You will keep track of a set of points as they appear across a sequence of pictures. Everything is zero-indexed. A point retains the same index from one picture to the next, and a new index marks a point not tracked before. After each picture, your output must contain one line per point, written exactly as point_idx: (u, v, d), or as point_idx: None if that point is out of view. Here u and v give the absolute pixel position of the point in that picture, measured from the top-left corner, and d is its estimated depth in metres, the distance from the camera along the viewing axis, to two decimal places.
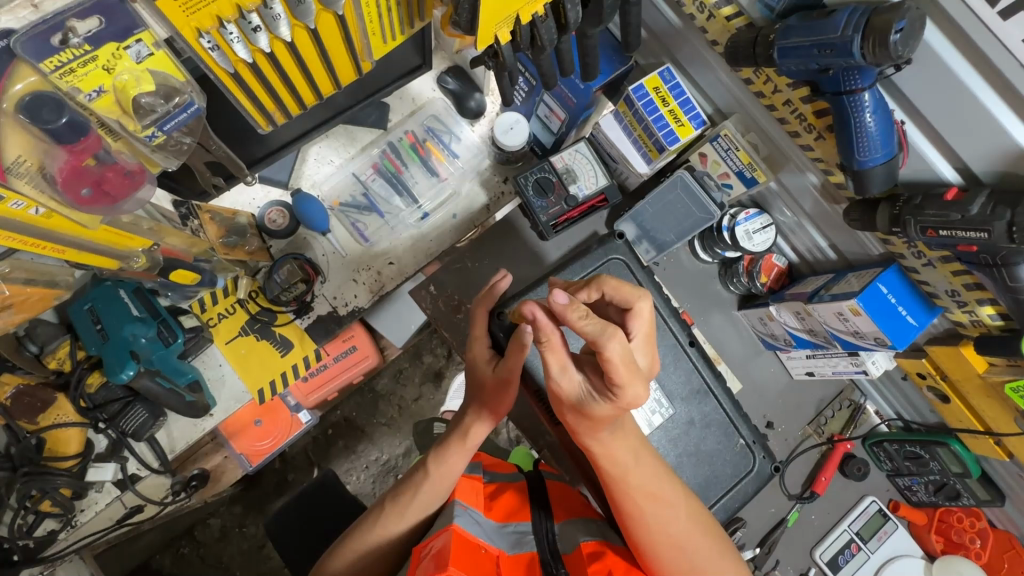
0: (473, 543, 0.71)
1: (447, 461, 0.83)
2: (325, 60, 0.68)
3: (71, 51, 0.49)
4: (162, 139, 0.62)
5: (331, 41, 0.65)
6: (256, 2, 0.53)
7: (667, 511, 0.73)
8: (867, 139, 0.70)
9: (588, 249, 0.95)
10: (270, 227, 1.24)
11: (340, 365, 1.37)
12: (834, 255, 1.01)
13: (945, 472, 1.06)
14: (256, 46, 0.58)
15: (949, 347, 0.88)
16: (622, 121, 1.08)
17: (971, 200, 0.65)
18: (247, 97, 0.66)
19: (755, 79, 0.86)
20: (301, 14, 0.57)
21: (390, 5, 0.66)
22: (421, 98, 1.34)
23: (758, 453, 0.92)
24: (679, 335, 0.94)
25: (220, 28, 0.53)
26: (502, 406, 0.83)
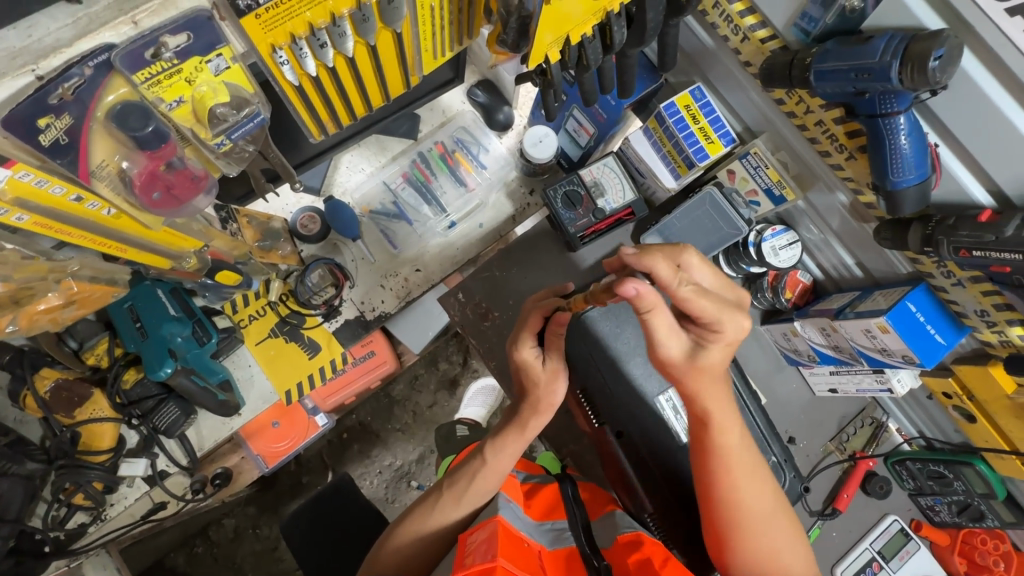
0: (517, 537, 0.75)
1: (504, 450, 0.87)
2: (379, 75, 0.71)
3: (162, 64, 0.53)
4: (229, 146, 0.65)
5: (387, 60, 0.69)
6: (326, 20, 0.56)
7: (754, 487, 0.77)
8: (901, 159, 0.72)
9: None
10: (302, 232, 1.27)
11: (359, 369, 1.37)
12: (861, 273, 1.02)
13: (970, 492, 1.06)
14: (322, 61, 0.61)
15: (976, 366, 0.89)
16: (651, 137, 1.11)
17: (1006, 222, 0.67)
18: (305, 109, 0.69)
19: (787, 100, 0.88)
20: (364, 32, 0.61)
21: (443, 23, 0.69)
22: (451, 110, 1.38)
23: (788, 471, 0.93)
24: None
25: (292, 44, 0.57)
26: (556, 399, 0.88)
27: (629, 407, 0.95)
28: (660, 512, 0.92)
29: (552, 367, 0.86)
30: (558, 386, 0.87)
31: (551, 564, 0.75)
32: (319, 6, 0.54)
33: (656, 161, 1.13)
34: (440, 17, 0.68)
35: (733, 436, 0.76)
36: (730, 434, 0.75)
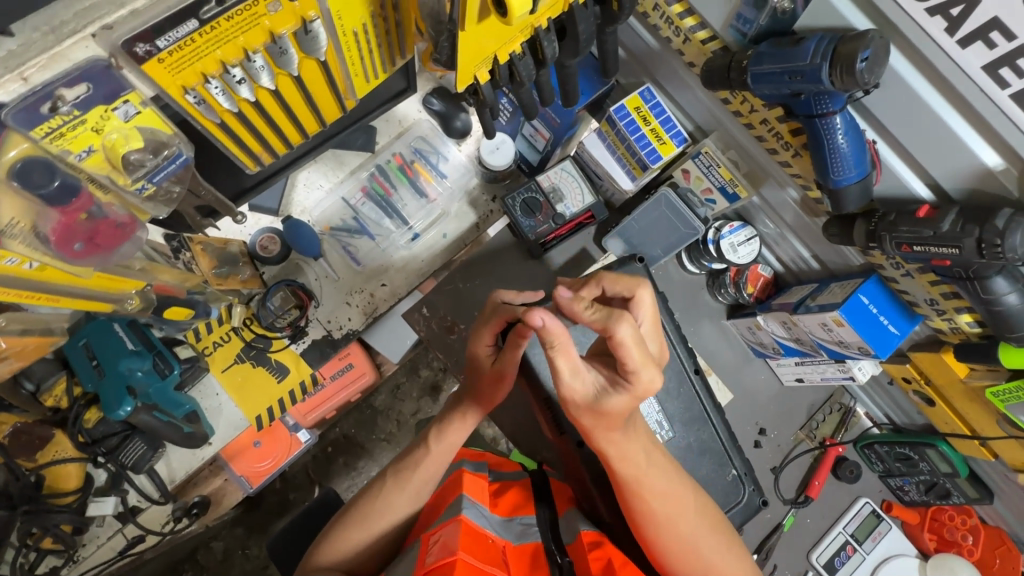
0: (481, 534, 0.74)
1: (448, 437, 0.88)
2: (311, 103, 0.69)
3: (60, 118, 0.51)
4: (151, 190, 0.63)
5: (316, 89, 0.68)
6: (239, 57, 0.55)
7: (674, 508, 0.67)
8: (840, 160, 0.72)
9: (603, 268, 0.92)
10: (262, 254, 1.25)
11: (339, 383, 1.35)
12: (818, 266, 1.03)
13: (936, 472, 1.08)
14: (240, 96, 0.59)
15: (930, 353, 0.90)
16: (605, 140, 1.11)
17: (943, 217, 0.67)
18: (234, 144, 0.67)
19: (732, 100, 0.88)
20: (284, 64, 0.59)
21: (370, 47, 0.68)
22: (408, 120, 1.35)
23: (748, 485, 0.88)
24: (685, 363, 0.90)
25: (204, 83, 0.55)
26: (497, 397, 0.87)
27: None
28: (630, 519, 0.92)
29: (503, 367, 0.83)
30: (507, 385, 0.85)
31: (514, 560, 0.75)
32: (228, 45, 0.53)
33: (613, 163, 1.13)
34: (364, 42, 0.66)
35: (637, 459, 0.65)
36: (633, 461, 0.65)
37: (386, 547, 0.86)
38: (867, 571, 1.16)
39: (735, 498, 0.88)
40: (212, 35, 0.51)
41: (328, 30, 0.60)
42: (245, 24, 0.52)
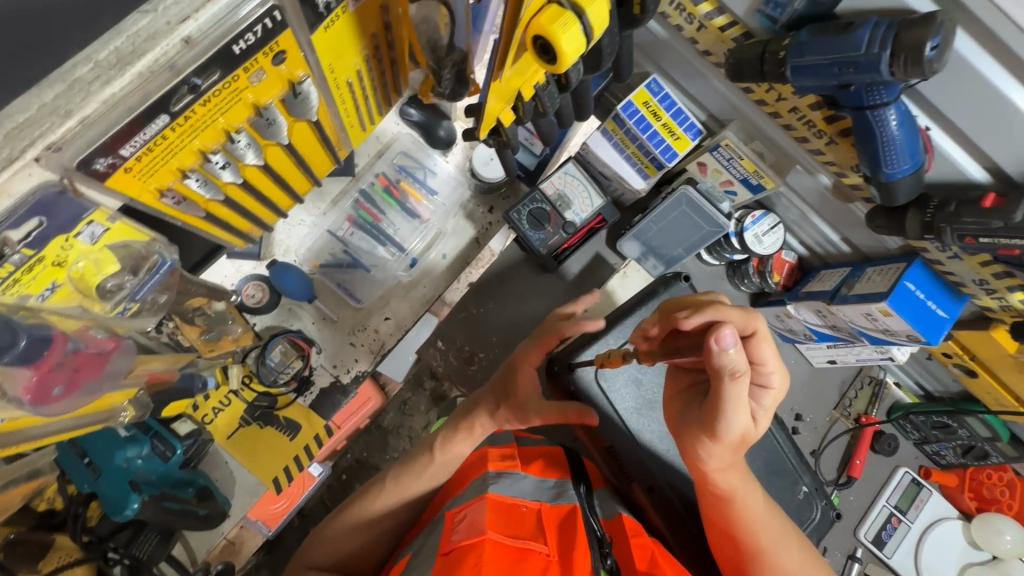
0: (511, 504, 0.74)
1: (453, 446, 0.83)
2: (297, 159, 0.72)
3: (12, 266, 0.45)
4: (136, 306, 0.64)
5: (303, 144, 0.70)
6: (218, 142, 0.57)
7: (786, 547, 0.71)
8: (894, 150, 0.65)
9: (653, 292, 0.90)
10: (250, 304, 1.15)
11: (343, 413, 1.22)
12: (848, 248, 0.99)
13: (974, 437, 1.08)
14: (224, 179, 0.62)
15: (978, 331, 0.87)
16: (611, 139, 1.01)
17: (1014, 206, 0.62)
18: (217, 227, 0.71)
19: (756, 88, 0.80)
20: (271, 135, 0.62)
21: (361, 97, 0.72)
22: (386, 135, 1.24)
23: (819, 501, 0.89)
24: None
25: (183, 178, 0.57)
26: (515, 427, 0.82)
27: (650, 457, 0.86)
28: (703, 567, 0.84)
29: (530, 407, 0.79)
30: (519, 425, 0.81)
31: (551, 519, 0.73)
32: (207, 130, 0.54)
33: (622, 163, 1.04)
34: (354, 92, 0.69)
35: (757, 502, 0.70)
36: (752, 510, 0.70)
37: (378, 550, 0.84)
38: (914, 540, 1.17)
39: (808, 515, 0.88)
40: (188, 125, 0.51)
41: (317, 89, 0.62)
42: (227, 103, 0.53)
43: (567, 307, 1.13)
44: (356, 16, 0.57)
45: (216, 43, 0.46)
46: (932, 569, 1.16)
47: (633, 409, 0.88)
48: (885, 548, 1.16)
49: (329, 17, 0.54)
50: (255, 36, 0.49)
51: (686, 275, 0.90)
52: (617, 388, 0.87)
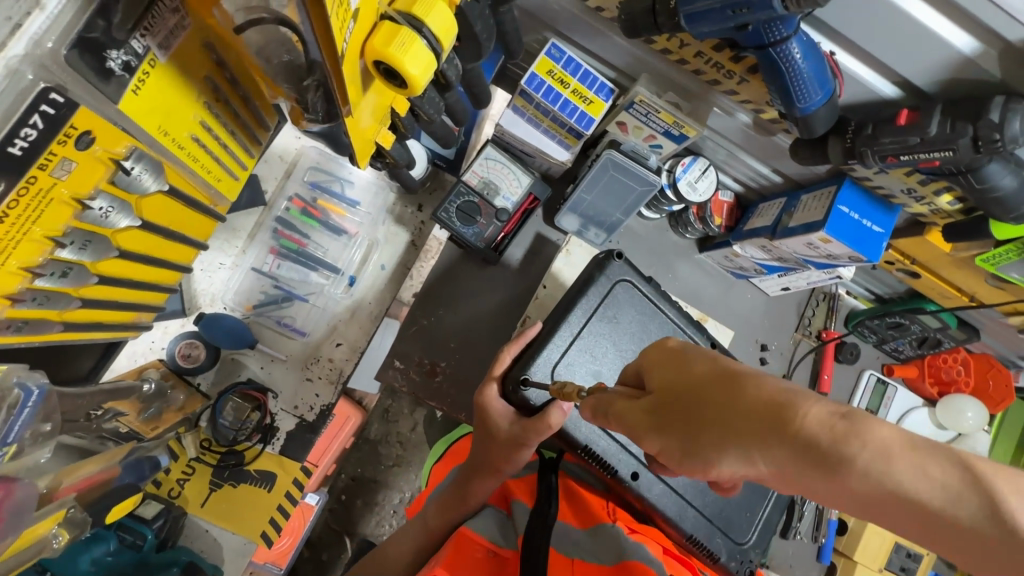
0: (479, 544, 0.71)
1: (445, 511, 0.78)
2: (161, 235, 0.67)
3: None
4: (13, 448, 0.62)
5: (165, 218, 0.66)
6: (43, 254, 0.51)
7: (878, 454, 0.33)
8: (803, 84, 0.63)
9: (591, 278, 0.84)
10: (187, 366, 1.07)
11: (327, 437, 1.21)
12: (780, 178, 0.97)
13: (927, 330, 1.13)
14: (68, 285, 0.57)
15: (915, 237, 0.87)
16: (524, 115, 0.96)
17: (928, 120, 0.60)
18: (89, 329, 0.67)
19: (657, 39, 0.76)
20: (109, 225, 0.57)
21: (224, 146, 0.67)
22: (289, 153, 1.16)
23: None
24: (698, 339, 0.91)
25: (14, 301, 0.52)
26: (506, 464, 0.77)
27: (633, 444, 0.83)
28: (698, 529, 0.86)
29: (522, 434, 0.75)
30: (519, 458, 0.76)
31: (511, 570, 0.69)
32: (22, 245, 0.48)
33: (541, 137, 0.99)
34: (205, 151, 0.64)
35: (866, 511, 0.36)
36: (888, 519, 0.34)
37: None
38: None
39: None
40: None
41: (150, 164, 0.56)
42: (40, 208, 0.48)
43: (518, 295, 1.09)
44: (174, 66, 0.52)
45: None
46: None
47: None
48: None
49: (135, 78, 0.48)
50: (35, 127, 0.43)
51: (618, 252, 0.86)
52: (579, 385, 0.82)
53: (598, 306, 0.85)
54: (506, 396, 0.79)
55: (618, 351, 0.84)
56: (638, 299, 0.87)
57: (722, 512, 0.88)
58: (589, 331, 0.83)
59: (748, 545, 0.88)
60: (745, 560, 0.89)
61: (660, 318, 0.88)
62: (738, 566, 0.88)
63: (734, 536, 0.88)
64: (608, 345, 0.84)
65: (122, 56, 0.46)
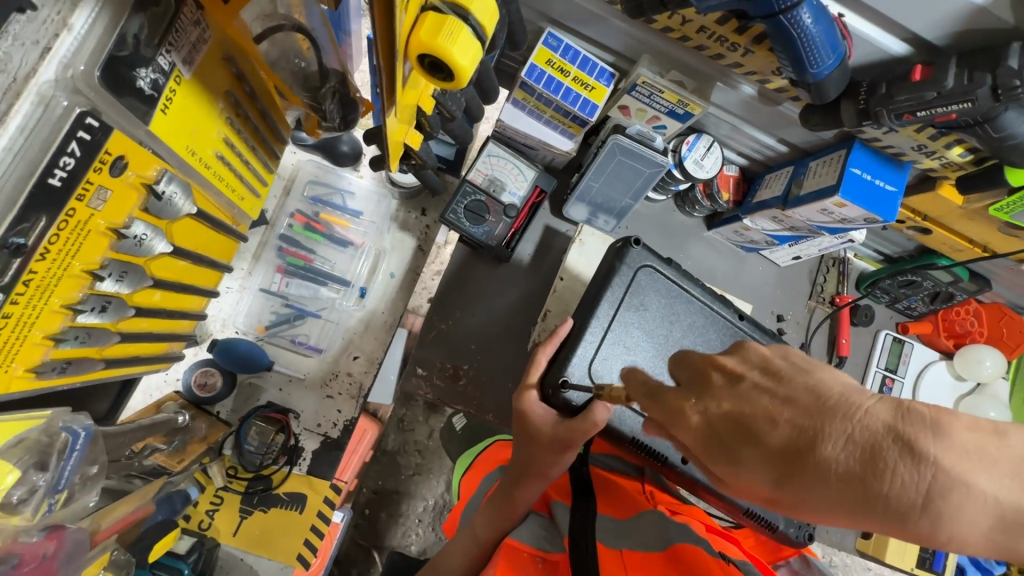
0: (528, 555, 0.70)
1: (492, 520, 0.77)
2: (192, 259, 0.65)
3: None
4: (64, 494, 0.62)
5: (197, 243, 0.65)
6: (83, 287, 0.49)
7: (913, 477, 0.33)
8: (816, 49, 0.63)
9: (612, 270, 0.82)
10: (205, 395, 1.05)
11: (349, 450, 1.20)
12: (785, 148, 0.98)
13: (939, 285, 1.14)
14: (110, 320, 0.55)
15: (927, 193, 0.88)
16: (525, 108, 0.95)
17: (944, 74, 0.60)
18: (129, 363, 0.65)
19: (658, 18, 0.75)
20: (145, 252, 0.55)
21: (244, 162, 0.66)
22: (286, 170, 1.15)
23: None
24: (727, 313, 0.88)
25: (57, 341, 0.50)
26: (550, 467, 0.74)
27: None
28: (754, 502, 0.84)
29: (565, 436, 0.72)
30: (564, 461, 0.74)
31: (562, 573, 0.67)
32: (63, 282, 0.47)
33: (543, 129, 0.99)
34: (228, 168, 0.63)
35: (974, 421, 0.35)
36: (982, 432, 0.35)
37: None
38: (910, 393, 1.23)
39: None
40: (36, 287, 0.44)
41: (180, 186, 0.55)
42: (79, 239, 0.46)
43: (533, 291, 1.08)
44: (197, 82, 0.52)
45: (24, 180, 0.40)
46: None
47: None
48: None
49: (163, 97, 0.49)
50: (73, 155, 0.42)
51: (635, 239, 0.83)
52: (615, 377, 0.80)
53: (624, 295, 0.83)
54: (545, 397, 0.78)
55: (650, 338, 0.83)
56: (664, 283, 0.85)
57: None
58: (619, 322, 0.82)
59: None
60: (804, 526, 0.87)
61: (689, 299, 0.86)
62: (797, 531, 0.87)
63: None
64: (639, 333, 0.82)
65: (151, 74, 0.47)
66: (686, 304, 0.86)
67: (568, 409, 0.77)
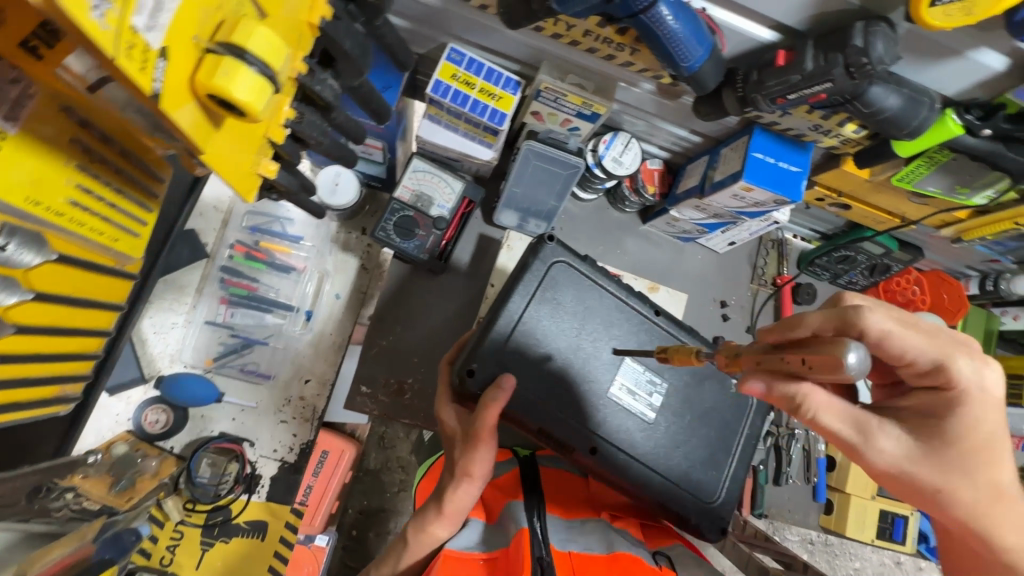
0: (466, 557, 0.70)
1: (425, 529, 0.73)
2: (63, 303, 0.68)
3: None
4: None
5: (61, 287, 0.66)
6: None
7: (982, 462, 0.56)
8: (682, 44, 0.65)
9: (525, 266, 0.82)
10: (156, 431, 1.07)
11: (323, 476, 1.14)
12: (699, 138, 1.00)
13: (873, 257, 1.16)
14: None
15: (834, 170, 0.90)
16: (441, 122, 0.97)
17: (803, 57, 0.62)
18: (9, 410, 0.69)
19: (545, 25, 0.77)
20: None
21: (111, 205, 0.67)
22: (223, 203, 1.16)
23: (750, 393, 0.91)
24: (642, 309, 0.88)
25: None
26: (474, 465, 0.70)
27: (587, 416, 0.82)
28: (666, 491, 0.86)
29: (476, 429, 0.71)
30: (481, 455, 0.70)
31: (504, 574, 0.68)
32: None
33: (462, 141, 1.00)
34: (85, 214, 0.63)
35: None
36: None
37: None
38: None
39: (745, 406, 0.90)
40: None
41: (20, 240, 0.57)
42: None
43: (472, 299, 1.10)
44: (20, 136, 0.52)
45: None
46: None
47: (551, 386, 0.81)
48: None
49: None
50: None
51: (550, 234, 0.83)
52: (528, 371, 0.81)
53: (538, 289, 0.83)
54: (456, 391, 0.80)
55: (563, 331, 0.83)
56: (579, 277, 0.85)
57: (690, 470, 0.87)
58: (531, 316, 0.82)
59: (717, 506, 0.88)
60: (718, 514, 0.88)
61: (604, 293, 0.86)
62: (710, 525, 0.88)
63: (704, 495, 0.88)
64: (553, 326, 0.82)
65: None
66: (602, 299, 0.86)
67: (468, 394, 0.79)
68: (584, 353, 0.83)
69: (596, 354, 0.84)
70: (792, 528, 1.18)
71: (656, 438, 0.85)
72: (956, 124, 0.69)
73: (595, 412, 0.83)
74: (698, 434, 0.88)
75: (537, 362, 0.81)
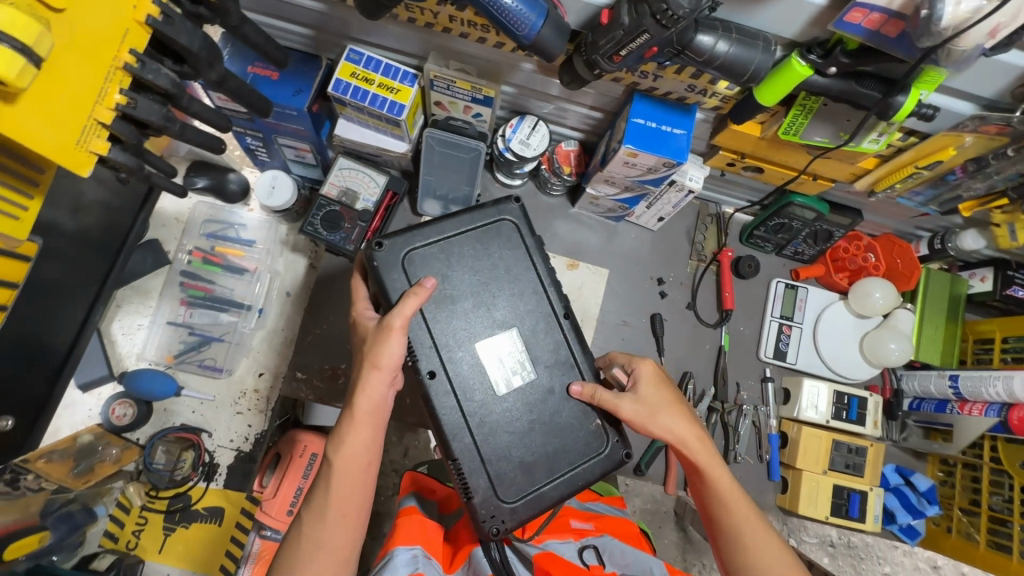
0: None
1: (346, 442, 0.72)
2: None
3: None
4: None
5: None
6: None
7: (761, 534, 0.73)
8: (513, 14, 0.68)
9: (476, 205, 0.85)
10: (122, 424, 1.16)
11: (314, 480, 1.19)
12: (601, 114, 1.02)
13: (807, 223, 1.12)
14: None
15: (723, 130, 0.90)
16: (354, 119, 1.04)
17: (619, 13, 0.65)
18: None
19: (414, 15, 0.82)
20: None
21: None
22: (183, 214, 1.28)
23: (613, 433, 0.82)
24: (557, 305, 0.84)
25: None
26: (383, 354, 0.74)
27: (452, 357, 0.79)
28: (463, 458, 0.78)
29: (392, 319, 0.74)
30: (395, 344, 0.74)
31: None
32: None
33: (378, 136, 1.07)
34: None
35: (745, 505, 0.75)
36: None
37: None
38: (809, 337, 1.21)
39: (597, 445, 0.82)
40: None
41: None
42: None
43: None
44: None
45: None
46: (837, 354, 1.19)
47: (435, 305, 0.80)
48: (788, 357, 1.20)
49: None
50: None
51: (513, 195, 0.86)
52: (422, 278, 0.81)
53: (474, 231, 0.84)
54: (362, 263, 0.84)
55: (475, 272, 0.82)
56: (516, 243, 0.85)
57: (499, 459, 0.79)
58: (443, 250, 0.82)
59: (504, 505, 0.78)
60: (497, 517, 0.77)
61: (527, 268, 0.84)
62: (486, 517, 0.77)
63: (499, 490, 0.78)
64: (466, 269, 0.82)
65: None
66: (524, 268, 0.84)
67: (386, 299, 0.80)
68: (479, 299, 0.82)
69: (491, 307, 0.82)
70: (808, 529, 1.19)
71: (512, 418, 0.80)
72: (802, 66, 0.68)
73: (455, 346, 0.80)
74: (534, 439, 0.80)
75: (435, 277, 0.81)
